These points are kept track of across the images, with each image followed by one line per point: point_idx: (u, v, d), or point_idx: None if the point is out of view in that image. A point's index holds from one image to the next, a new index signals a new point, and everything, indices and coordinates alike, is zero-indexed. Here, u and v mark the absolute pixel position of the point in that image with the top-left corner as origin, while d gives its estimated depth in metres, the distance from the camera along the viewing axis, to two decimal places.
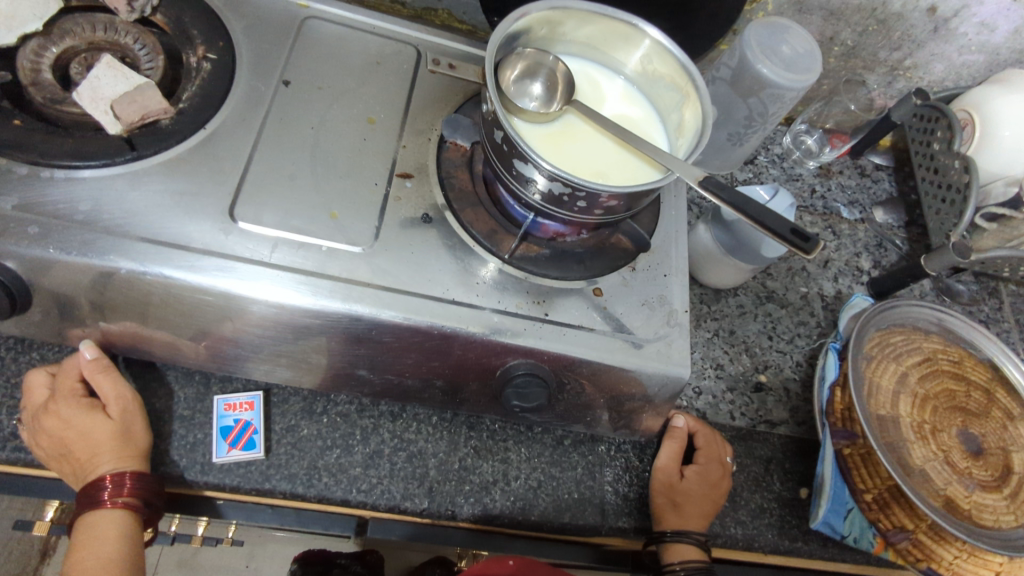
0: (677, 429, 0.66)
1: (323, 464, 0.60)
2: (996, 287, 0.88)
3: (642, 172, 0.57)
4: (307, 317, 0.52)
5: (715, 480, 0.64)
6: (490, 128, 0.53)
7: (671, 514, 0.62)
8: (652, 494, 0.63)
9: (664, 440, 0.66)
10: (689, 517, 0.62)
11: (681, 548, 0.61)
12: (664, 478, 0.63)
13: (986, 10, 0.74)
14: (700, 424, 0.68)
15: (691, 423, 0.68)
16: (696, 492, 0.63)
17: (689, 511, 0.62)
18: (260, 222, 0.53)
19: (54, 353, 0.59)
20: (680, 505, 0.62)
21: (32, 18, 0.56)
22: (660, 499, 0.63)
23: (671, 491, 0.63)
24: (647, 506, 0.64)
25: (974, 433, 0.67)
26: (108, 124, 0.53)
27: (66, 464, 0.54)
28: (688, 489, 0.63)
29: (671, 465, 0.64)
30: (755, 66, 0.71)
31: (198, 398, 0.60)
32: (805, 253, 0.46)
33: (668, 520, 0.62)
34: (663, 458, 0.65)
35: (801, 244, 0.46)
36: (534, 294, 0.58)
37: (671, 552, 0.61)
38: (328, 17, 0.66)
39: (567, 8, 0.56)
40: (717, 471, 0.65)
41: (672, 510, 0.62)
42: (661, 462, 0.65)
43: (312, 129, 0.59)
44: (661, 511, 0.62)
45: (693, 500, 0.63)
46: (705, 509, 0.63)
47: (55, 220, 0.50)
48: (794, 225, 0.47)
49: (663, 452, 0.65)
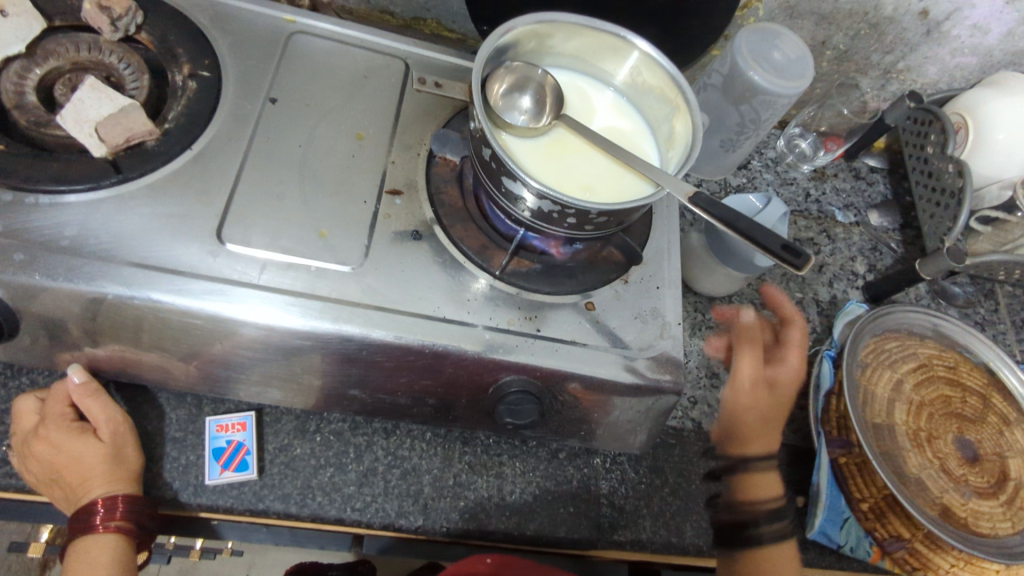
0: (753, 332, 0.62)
1: (317, 483, 0.60)
2: (993, 288, 0.88)
3: (632, 185, 0.57)
4: (296, 339, 0.52)
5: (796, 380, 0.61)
6: (478, 145, 0.52)
7: (757, 436, 0.59)
8: (737, 411, 0.60)
9: (744, 345, 0.61)
10: (768, 438, 0.59)
11: (761, 481, 0.58)
12: (748, 388, 0.60)
13: (979, 13, 0.73)
14: (782, 309, 0.63)
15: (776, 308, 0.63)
16: (784, 401, 0.60)
17: (768, 430, 0.60)
18: (249, 243, 0.53)
19: (44, 377, 0.58)
20: (762, 423, 0.60)
21: (14, 40, 0.56)
22: (746, 415, 0.60)
23: (759, 407, 0.60)
24: (727, 426, 0.61)
25: (970, 440, 0.67)
26: (93, 147, 0.53)
27: (57, 489, 0.54)
28: (776, 400, 0.60)
29: (757, 373, 0.60)
30: (747, 73, 0.70)
31: (190, 419, 0.60)
32: (796, 268, 0.47)
33: (747, 444, 0.60)
34: (745, 364, 0.60)
35: (792, 261, 0.46)
36: (527, 310, 0.57)
37: (743, 491, 0.59)
38: (315, 31, 0.65)
39: (554, 21, 0.56)
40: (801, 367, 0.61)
41: (752, 431, 0.60)
42: (744, 372, 0.60)
43: (300, 147, 0.59)
44: (747, 432, 0.60)
45: (778, 414, 0.60)
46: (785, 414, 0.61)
47: (41, 247, 0.49)
48: (783, 239, 0.47)
49: (743, 358, 0.61)
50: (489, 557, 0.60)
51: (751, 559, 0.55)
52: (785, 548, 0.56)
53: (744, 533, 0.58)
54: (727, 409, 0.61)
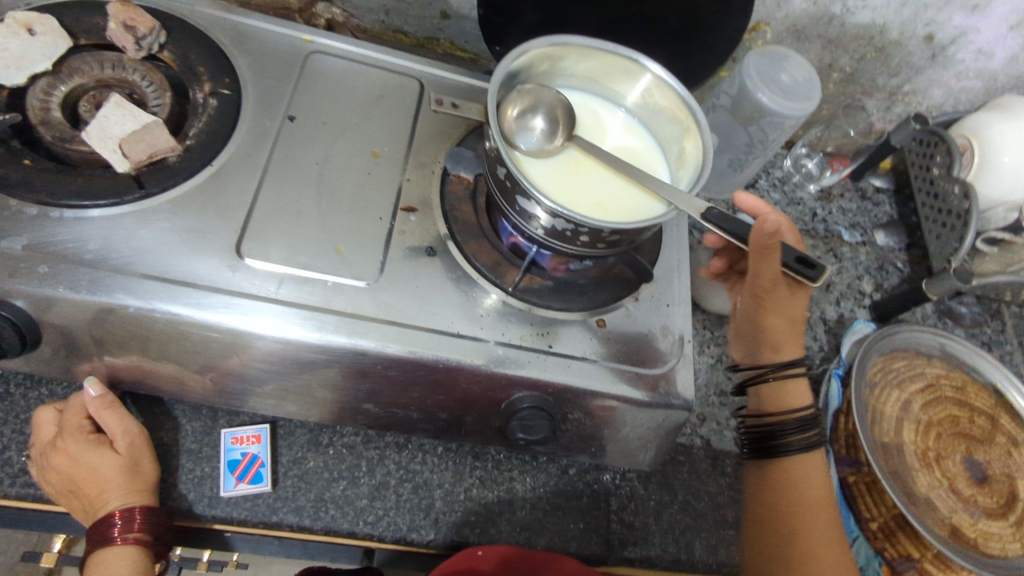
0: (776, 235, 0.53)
1: (329, 496, 0.60)
2: (999, 309, 0.88)
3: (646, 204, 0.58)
4: (312, 353, 0.53)
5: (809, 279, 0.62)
6: (493, 164, 0.53)
7: (786, 343, 0.62)
8: (765, 325, 0.61)
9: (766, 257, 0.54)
10: (796, 344, 0.62)
11: (790, 389, 0.62)
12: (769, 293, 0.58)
13: (983, 38, 0.75)
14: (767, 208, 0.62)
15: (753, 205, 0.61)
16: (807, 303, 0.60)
17: (793, 334, 0.62)
18: (268, 258, 0.54)
19: (63, 389, 0.59)
20: (794, 333, 0.62)
21: (41, 58, 0.57)
22: (774, 326, 0.61)
23: (785, 315, 0.60)
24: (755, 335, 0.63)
25: (979, 460, 0.68)
26: (116, 163, 0.54)
27: (74, 500, 0.54)
28: (799, 303, 0.60)
29: (779, 274, 0.55)
30: (755, 95, 0.71)
31: (206, 431, 0.60)
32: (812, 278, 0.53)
33: (776, 353, 0.62)
34: (767, 270, 0.55)
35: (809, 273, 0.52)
36: (539, 326, 0.58)
37: (769, 403, 0.63)
38: (333, 51, 0.67)
39: (568, 44, 0.57)
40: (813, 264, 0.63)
41: (779, 338, 0.62)
42: (766, 277, 0.56)
43: (317, 164, 0.60)
44: (777, 339, 0.62)
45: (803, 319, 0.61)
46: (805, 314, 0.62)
47: (65, 260, 0.50)
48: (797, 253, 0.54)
49: (767, 266, 0.55)
50: (482, 550, 0.58)
51: (778, 466, 0.61)
52: (808, 457, 0.61)
53: (771, 442, 0.61)
54: (751, 317, 0.62)
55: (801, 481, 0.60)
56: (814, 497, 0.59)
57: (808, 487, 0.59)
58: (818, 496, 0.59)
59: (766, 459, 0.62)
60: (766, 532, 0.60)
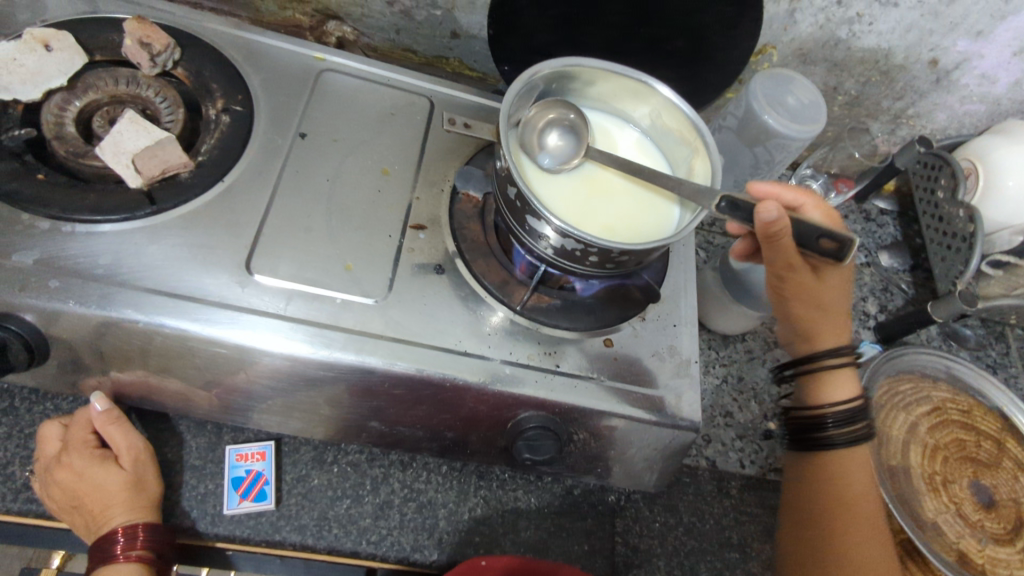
0: (783, 222, 0.50)
1: (333, 515, 0.60)
2: (1003, 331, 0.88)
3: (660, 215, 0.60)
4: (320, 370, 0.53)
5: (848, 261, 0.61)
6: (503, 184, 0.54)
7: (825, 331, 0.60)
8: (793, 315, 0.60)
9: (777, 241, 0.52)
10: (838, 332, 0.60)
11: (836, 380, 0.59)
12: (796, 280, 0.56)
13: (987, 63, 0.76)
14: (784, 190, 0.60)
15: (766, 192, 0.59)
16: (837, 285, 0.59)
17: (835, 322, 0.60)
18: (277, 275, 0.54)
19: (68, 403, 0.59)
20: (831, 319, 0.60)
21: (57, 74, 0.58)
22: (804, 314, 0.59)
23: (811, 302, 0.58)
24: (791, 326, 0.61)
25: (985, 484, 0.67)
26: (129, 178, 0.54)
27: (77, 516, 0.54)
28: (829, 288, 0.58)
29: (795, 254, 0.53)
30: (761, 117, 0.72)
31: (210, 447, 0.60)
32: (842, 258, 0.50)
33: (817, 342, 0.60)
34: (781, 254, 0.54)
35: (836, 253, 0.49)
36: (546, 345, 0.58)
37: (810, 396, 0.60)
38: (344, 69, 0.68)
39: (578, 65, 0.57)
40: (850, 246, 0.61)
41: (818, 325, 0.60)
42: (781, 262, 0.55)
43: (328, 181, 0.60)
44: (815, 328, 0.60)
45: (841, 305, 0.60)
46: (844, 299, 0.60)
47: (75, 275, 0.50)
48: (822, 229, 0.50)
49: (780, 251, 0.53)
50: (484, 560, 0.57)
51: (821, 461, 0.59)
52: (853, 453, 0.58)
53: (813, 435, 0.59)
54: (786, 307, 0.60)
55: (846, 477, 0.57)
56: (858, 494, 0.57)
57: (852, 485, 0.57)
58: (862, 494, 0.57)
59: (807, 454, 0.60)
60: (795, 527, 0.59)
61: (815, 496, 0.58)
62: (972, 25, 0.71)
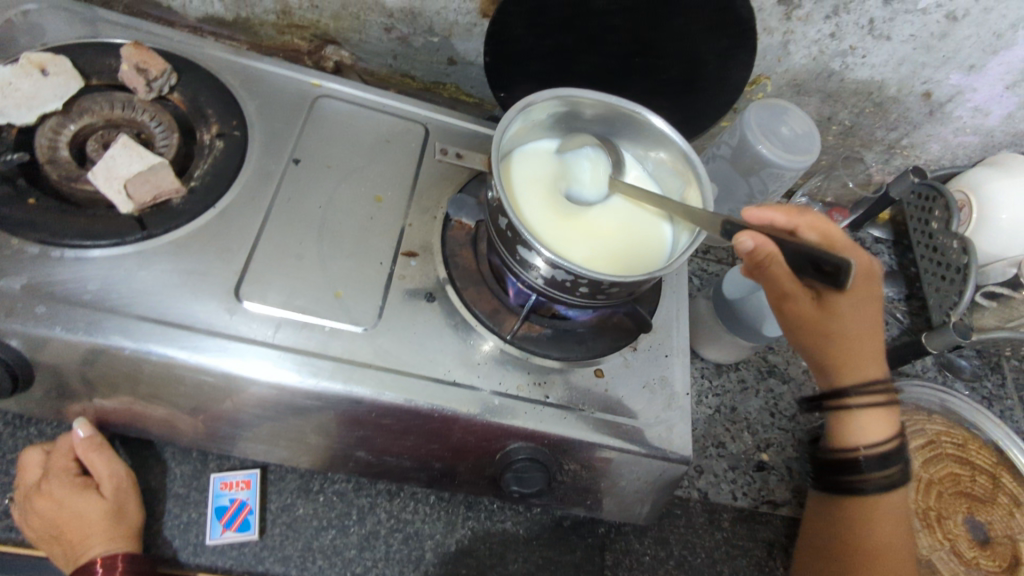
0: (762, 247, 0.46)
1: (318, 545, 0.59)
2: (999, 362, 0.87)
3: (651, 257, 0.59)
4: (307, 400, 0.52)
5: (867, 284, 0.55)
6: (495, 214, 0.53)
7: (852, 364, 0.55)
8: (804, 344, 0.55)
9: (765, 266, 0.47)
10: (867, 368, 0.55)
11: (865, 422, 0.56)
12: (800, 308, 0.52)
13: (980, 96, 0.76)
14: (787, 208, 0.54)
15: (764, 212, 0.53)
16: (851, 310, 0.53)
17: (863, 353, 0.55)
18: (266, 302, 0.54)
19: (52, 429, 0.59)
20: (859, 354, 0.55)
21: (52, 98, 0.58)
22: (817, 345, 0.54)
23: (817, 331, 0.53)
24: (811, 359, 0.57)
25: (980, 521, 0.67)
26: (120, 204, 0.54)
27: (56, 545, 0.53)
28: (841, 317, 0.53)
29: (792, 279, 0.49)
30: (755, 147, 0.73)
31: (195, 475, 0.60)
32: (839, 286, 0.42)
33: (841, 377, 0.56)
34: (775, 280, 0.49)
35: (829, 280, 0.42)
36: (536, 376, 0.58)
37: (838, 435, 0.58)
38: (340, 96, 0.68)
39: (571, 96, 0.58)
40: (865, 264, 0.55)
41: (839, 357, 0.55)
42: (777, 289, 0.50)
43: (320, 208, 0.60)
44: (839, 359, 0.55)
45: (865, 336, 0.54)
46: (867, 328, 0.54)
47: (62, 301, 0.50)
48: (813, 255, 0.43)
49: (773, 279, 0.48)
50: None
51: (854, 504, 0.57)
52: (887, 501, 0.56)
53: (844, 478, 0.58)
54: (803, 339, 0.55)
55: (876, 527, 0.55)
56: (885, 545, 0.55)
57: (881, 535, 0.55)
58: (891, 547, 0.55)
59: (838, 498, 0.58)
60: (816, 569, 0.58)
61: (837, 543, 0.57)
62: (965, 60, 0.71)
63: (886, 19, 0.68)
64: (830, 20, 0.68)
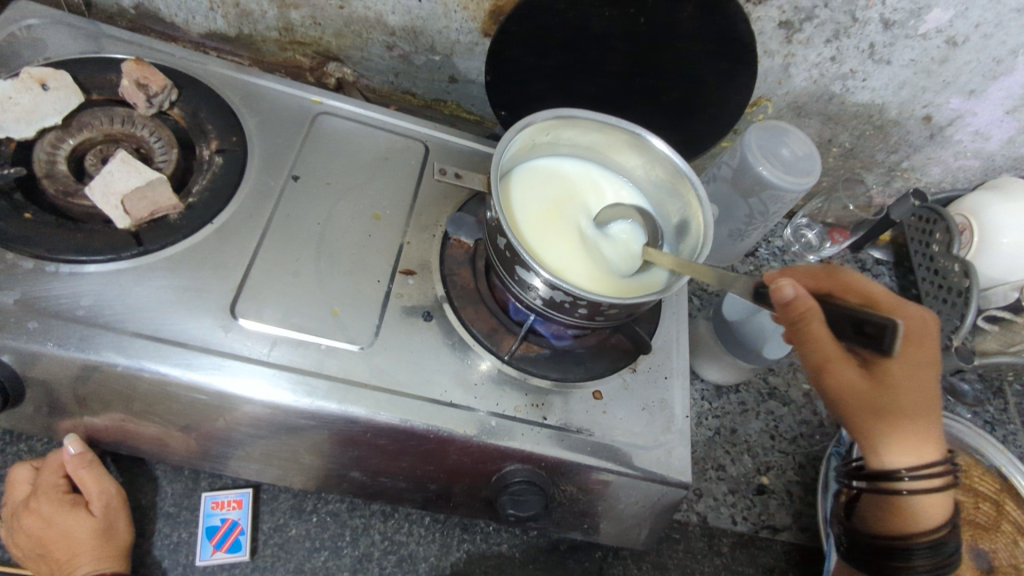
0: (801, 304, 0.44)
1: (310, 567, 0.58)
2: (1001, 386, 0.86)
3: (602, 283, 0.57)
4: (301, 419, 0.52)
5: (922, 351, 0.51)
6: (494, 234, 0.53)
7: (906, 446, 0.51)
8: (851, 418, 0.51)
9: (804, 329, 0.45)
10: (920, 443, 0.51)
11: (920, 504, 0.52)
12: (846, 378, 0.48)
13: (980, 120, 0.76)
14: (819, 278, 0.54)
15: (798, 282, 0.52)
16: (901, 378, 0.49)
17: (919, 434, 0.51)
18: (262, 319, 0.53)
19: (42, 445, 0.58)
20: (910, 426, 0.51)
21: (52, 112, 0.58)
22: (862, 417, 0.51)
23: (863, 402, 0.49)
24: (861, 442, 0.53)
25: (984, 550, 0.67)
26: (117, 219, 0.54)
27: (43, 564, 0.53)
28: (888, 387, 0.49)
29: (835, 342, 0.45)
30: (756, 168, 0.72)
31: (186, 494, 0.59)
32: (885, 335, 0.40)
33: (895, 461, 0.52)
34: (818, 345, 0.46)
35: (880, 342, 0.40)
36: (534, 397, 0.57)
37: (891, 517, 0.53)
38: (340, 113, 0.68)
39: (572, 117, 0.58)
40: (920, 329, 0.52)
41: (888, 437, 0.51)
42: (820, 359, 0.47)
43: (318, 225, 0.60)
44: (891, 442, 0.51)
45: (917, 405, 0.50)
46: (916, 398, 0.50)
47: (56, 316, 0.50)
48: (858, 317, 0.43)
49: (813, 344, 0.45)
50: None
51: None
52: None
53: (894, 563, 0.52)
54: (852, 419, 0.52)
55: None
56: None
57: None
58: None
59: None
60: None
61: None
62: (965, 84, 0.71)
63: (886, 44, 0.68)
64: (830, 43, 0.68)
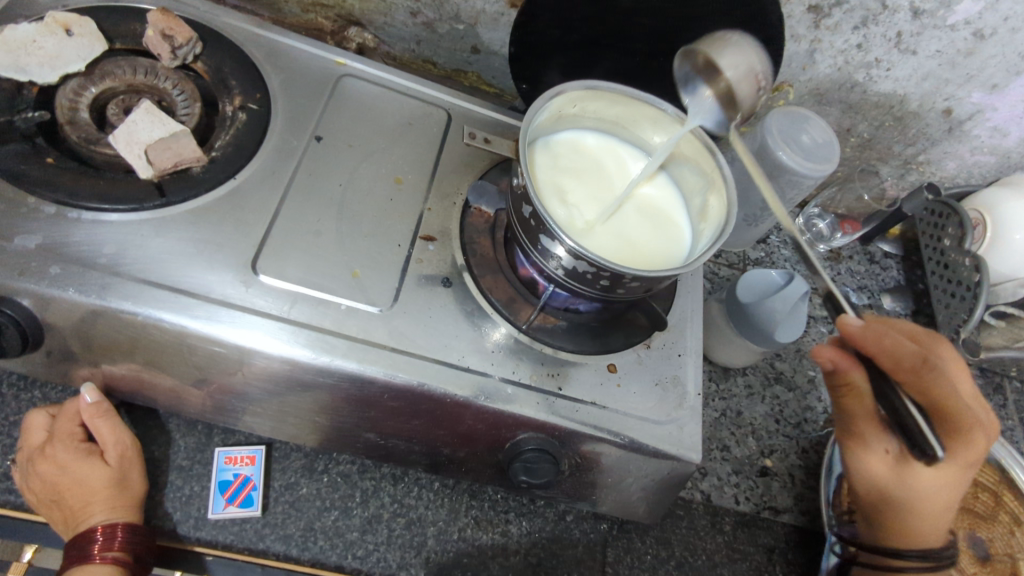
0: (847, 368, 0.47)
1: (320, 525, 0.59)
2: (1002, 383, 0.87)
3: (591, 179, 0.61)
4: (318, 376, 0.52)
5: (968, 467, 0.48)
6: (519, 202, 0.53)
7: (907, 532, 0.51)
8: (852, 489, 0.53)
9: (845, 396, 0.48)
10: (925, 536, 0.51)
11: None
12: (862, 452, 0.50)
13: (1000, 116, 0.76)
14: (896, 357, 0.45)
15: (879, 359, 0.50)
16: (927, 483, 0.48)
17: (906, 519, 0.50)
18: (282, 277, 0.53)
19: (57, 393, 0.59)
20: (917, 523, 0.50)
21: (76, 59, 0.57)
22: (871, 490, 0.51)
23: (875, 486, 0.51)
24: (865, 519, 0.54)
25: (980, 538, 0.69)
26: (140, 169, 0.54)
27: (56, 510, 0.53)
28: (907, 481, 0.49)
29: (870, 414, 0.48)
30: (775, 152, 0.72)
31: (199, 448, 0.60)
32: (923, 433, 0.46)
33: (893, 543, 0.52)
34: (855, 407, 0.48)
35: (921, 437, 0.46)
36: (549, 367, 0.57)
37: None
38: (364, 76, 0.67)
39: (600, 89, 0.58)
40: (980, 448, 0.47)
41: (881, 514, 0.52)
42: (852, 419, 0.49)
43: (341, 186, 0.60)
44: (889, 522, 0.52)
45: (937, 509, 0.49)
46: (943, 499, 0.49)
47: (77, 262, 0.49)
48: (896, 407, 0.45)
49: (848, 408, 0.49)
50: None
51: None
52: None
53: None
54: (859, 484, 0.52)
55: None
56: None
57: None
58: None
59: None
60: None
61: None
62: (988, 78, 0.72)
63: (914, 33, 0.68)
64: (857, 30, 0.68)
